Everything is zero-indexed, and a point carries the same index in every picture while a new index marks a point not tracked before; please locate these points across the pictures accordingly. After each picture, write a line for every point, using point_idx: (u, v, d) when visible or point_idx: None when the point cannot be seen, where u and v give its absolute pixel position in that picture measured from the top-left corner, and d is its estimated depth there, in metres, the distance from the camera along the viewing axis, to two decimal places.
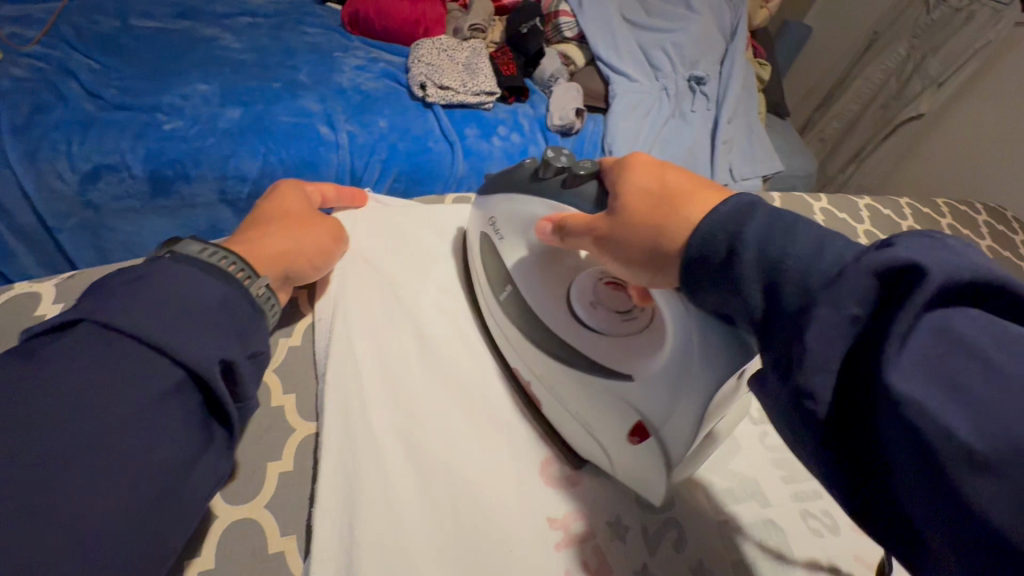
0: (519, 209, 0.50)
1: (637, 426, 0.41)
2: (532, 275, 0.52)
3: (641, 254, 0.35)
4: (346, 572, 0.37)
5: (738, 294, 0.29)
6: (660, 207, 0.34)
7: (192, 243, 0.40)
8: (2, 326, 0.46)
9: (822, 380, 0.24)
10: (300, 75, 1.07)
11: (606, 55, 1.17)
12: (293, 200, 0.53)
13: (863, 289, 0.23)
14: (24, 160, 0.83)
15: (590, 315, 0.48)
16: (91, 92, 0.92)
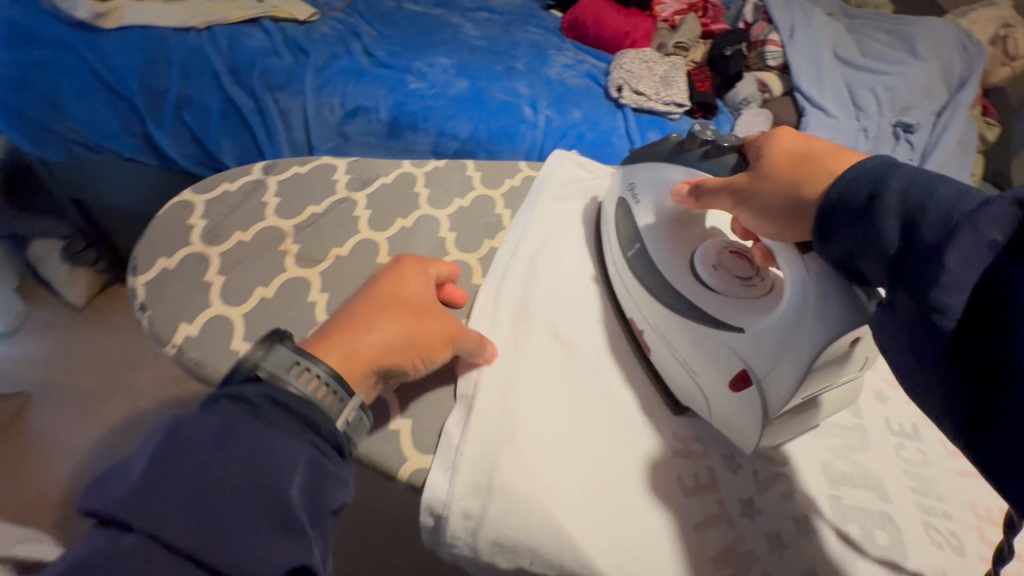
0: (658, 174, 0.56)
1: (740, 374, 0.44)
2: (658, 237, 0.55)
3: (782, 198, 0.42)
4: (504, 414, 0.46)
5: (874, 230, 0.34)
6: (803, 162, 0.42)
7: (280, 356, 0.37)
8: (309, 180, 0.62)
9: (954, 299, 0.28)
10: (519, 64, 1.25)
11: (806, 88, 1.17)
12: (407, 291, 0.47)
13: (1005, 217, 0.27)
14: (314, 93, 1.12)
15: (708, 273, 0.51)
16: (368, 51, 1.20)
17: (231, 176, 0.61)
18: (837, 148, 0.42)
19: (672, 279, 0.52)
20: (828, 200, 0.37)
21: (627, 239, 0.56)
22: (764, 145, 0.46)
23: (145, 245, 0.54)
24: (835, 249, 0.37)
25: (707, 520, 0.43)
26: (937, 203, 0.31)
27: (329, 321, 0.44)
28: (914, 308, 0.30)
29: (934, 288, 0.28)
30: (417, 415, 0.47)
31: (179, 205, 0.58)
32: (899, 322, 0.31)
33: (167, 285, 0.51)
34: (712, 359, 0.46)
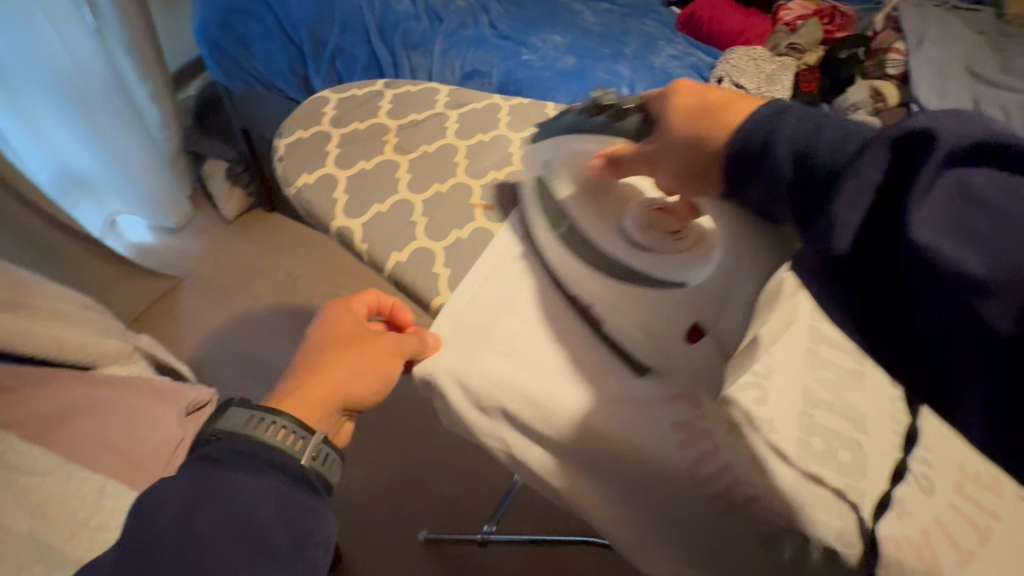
0: (570, 147, 0.60)
1: (693, 328, 0.52)
2: (584, 208, 0.62)
3: (684, 155, 0.46)
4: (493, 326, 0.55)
5: (773, 174, 0.38)
6: (700, 117, 0.45)
7: (238, 414, 0.45)
8: (415, 96, 0.76)
9: (845, 243, 0.31)
10: (626, 50, 1.33)
11: (925, 98, 1.11)
12: (343, 335, 0.55)
13: (882, 156, 0.30)
14: (440, 54, 1.30)
15: (638, 234, 0.60)
16: (493, 25, 1.35)
17: (361, 84, 0.78)
18: (732, 97, 0.44)
19: (624, 257, 0.59)
20: (732, 151, 0.41)
21: (558, 216, 0.62)
22: (664, 105, 0.49)
23: (291, 121, 0.71)
24: (750, 196, 0.42)
25: (676, 397, 0.50)
26: (823, 152, 0.36)
27: (287, 377, 0.52)
28: (813, 247, 0.33)
29: (829, 231, 0.31)
30: (455, 271, 0.59)
31: (319, 99, 0.74)
32: (809, 261, 0.33)
33: (299, 148, 0.67)
34: (666, 316, 0.54)
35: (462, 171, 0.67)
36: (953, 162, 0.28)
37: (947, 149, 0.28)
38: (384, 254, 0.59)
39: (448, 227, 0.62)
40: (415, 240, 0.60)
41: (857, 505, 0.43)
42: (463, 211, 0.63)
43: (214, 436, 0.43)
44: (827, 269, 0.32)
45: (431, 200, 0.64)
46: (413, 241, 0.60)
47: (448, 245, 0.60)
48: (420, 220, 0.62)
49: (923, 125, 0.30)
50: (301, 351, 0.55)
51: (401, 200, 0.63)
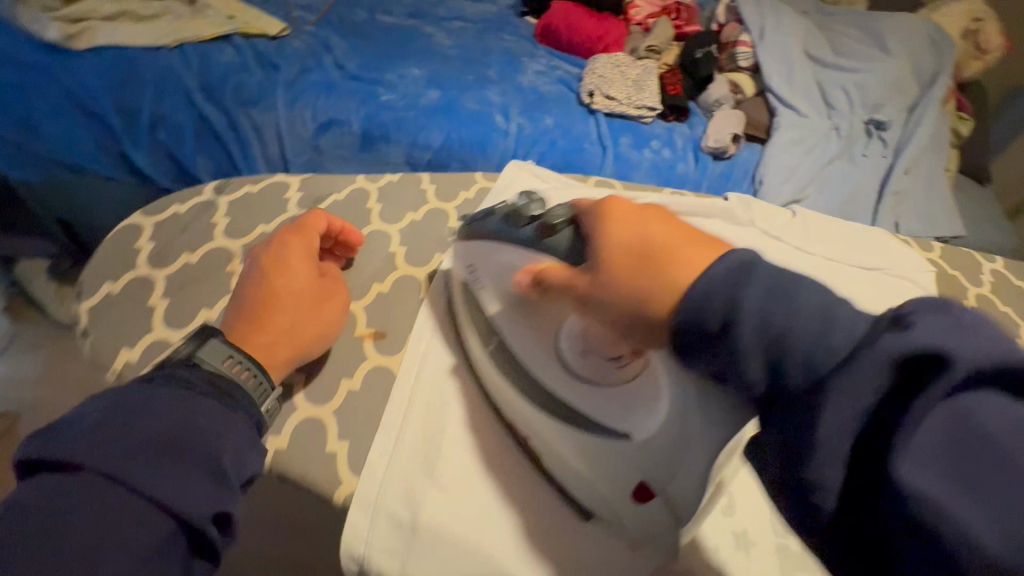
0: (496, 256, 0.50)
1: (641, 485, 0.41)
2: (516, 324, 0.50)
3: (622, 315, 0.36)
4: (423, 484, 0.43)
5: (735, 365, 0.31)
6: (643, 261, 0.35)
7: (217, 349, 0.41)
8: (259, 200, 0.62)
9: (834, 474, 0.27)
10: (490, 72, 1.25)
11: (777, 87, 1.16)
12: (299, 262, 0.49)
13: (878, 372, 0.26)
14: (286, 107, 1.14)
15: (579, 363, 0.48)
16: (339, 65, 1.20)
17: (182, 196, 0.61)
18: (676, 239, 0.35)
19: (546, 381, 0.48)
20: (676, 327, 0.32)
21: (487, 329, 0.51)
22: (596, 230, 0.39)
23: (93, 270, 0.54)
24: (695, 365, 0.33)
25: (644, 539, 0.43)
26: (804, 343, 0.29)
27: (239, 294, 0.47)
28: (787, 471, 0.29)
29: (809, 456, 0.28)
30: (354, 435, 0.46)
31: (127, 229, 0.57)
32: (783, 480, 0.30)
33: (113, 310, 0.51)
34: (610, 464, 0.43)
35: None
36: (955, 391, 0.25)
37: (953, 380, 0.25)
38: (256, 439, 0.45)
39: (332, 378, 0.49)
40: (294, 411, 0.47)
41: None
42: (346, 348, 0.51)
43: (189, 366, 0.40)
44: (801, 499, 0.29)
45: None
46: (291, 410, 0.47)
47: (338, 405, 0.48)
48: (295, 379, 0.48)
49: (927, 340, 0.26)
50: (263, 266, 0.48)
51: None
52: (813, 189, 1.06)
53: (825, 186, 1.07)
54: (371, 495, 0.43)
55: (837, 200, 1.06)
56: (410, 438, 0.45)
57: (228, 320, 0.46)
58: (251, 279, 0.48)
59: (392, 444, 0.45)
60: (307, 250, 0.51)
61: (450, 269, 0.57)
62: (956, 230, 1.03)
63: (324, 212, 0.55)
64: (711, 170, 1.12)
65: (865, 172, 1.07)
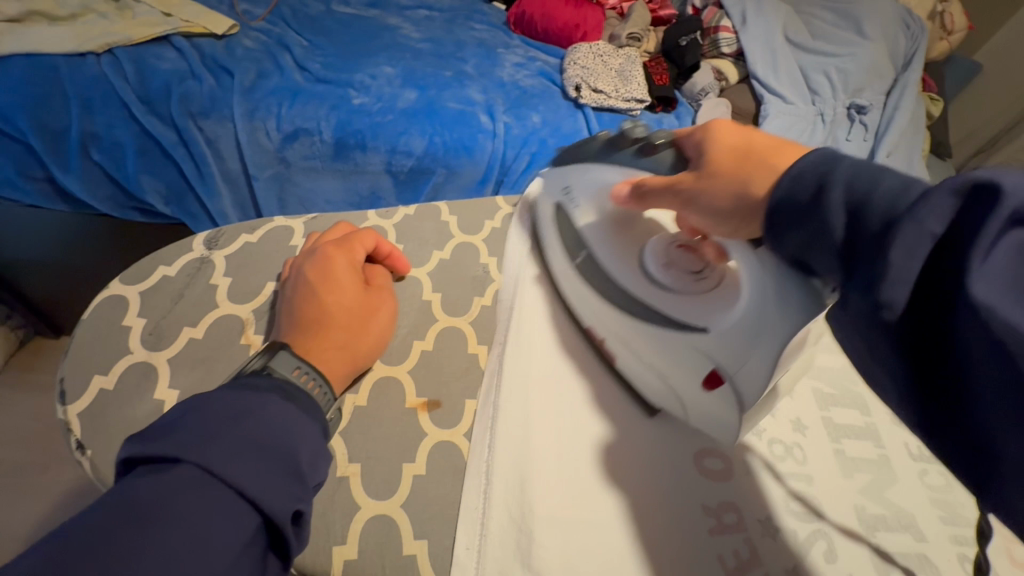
0: (594, 176, 0.53)
1: (711, 373, 0.43)
2: (603, 236, 0.52)
3: (726, 199, 0.38)
4: (524, 566, 0.39)
5: (819, 222, 0.30)
6: (745, 159, 0.38)
7: (286, 358, 0.39)
8: (263, 251, 0.54)
9: (901, 293, 0.25)
10: (467, 67, 1.17)
11: (762, 75, 1.15)
12: (347, 276, 0.46)
13: (945, 209, 0.24)
14: (245, 118, 1.00)
15: (661, 273, 0.48)
16: (301, 65, 1.08)
17: (167, 255, 0.52)
18: (776, 143, 0.38)
19: (631, 287, 0.49)
20: (774, 201, 0.34)
21: (575, 243, 0.53)
22: (704, 142, 0.42)
23: (73, 362, 0.44)
24: (783, 247, 0.34)
25: None
26: (881, 197, 0.28)
27: (290, 300, 0.44)
28: (864, 301, 0.27)
29: (879, 282, 0.25)
30: (431, 530, 0.40)
31: (108, 304, 0.48)
32: (856, 313, 0.28)
33: (108, 411, 0.42)
34: (683, 357, 0.44)
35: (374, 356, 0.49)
36: (1020, 223, 0.23)
37: (1009, 212, 0.23)
38: (318, 554, 0.38)
39: (392, 464, 0.43)
40: (357, 510, 0.41)
41: None
42: (400, 424, 0.45)
43: (260, 372, 0.37)
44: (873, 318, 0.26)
45: (351, 427, 0.44)
46: (355, 512, 0.40)
47: (403, 498, 0.42)
48: (351, 470, 0.42)
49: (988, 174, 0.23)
50: (314, 277, 0.45)
51: None
52: None
53: None
54: None
55: None
56: (497, 523, 0.40)
57: (284, 329, 0.43)
58: (302, 291, 0.45)
59: (478, 537, 0.40)
60: (353, 262, 0.48)
61: (501, 312, 0.53)
62: None
63: (370, 230, 0.53)
64: None
65: (851, 154, 1.08)
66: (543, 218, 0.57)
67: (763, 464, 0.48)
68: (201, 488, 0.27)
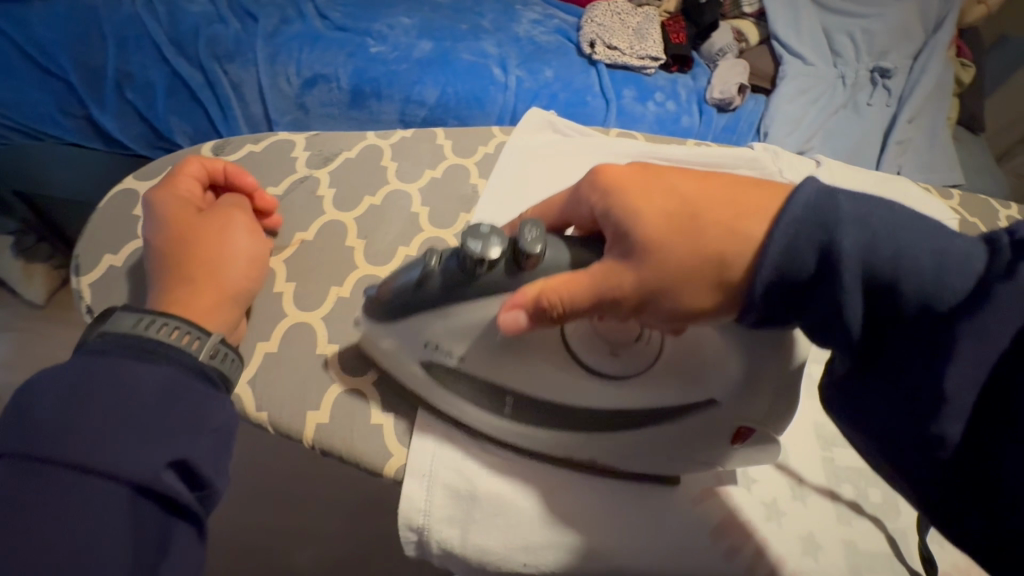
0: (466, 317, 0.38)
1: (738, 432, 0.41)
2: (534, 364, 0.40)
3: (714, 289, 0.34)
4: (481, 442, 0.42)
5: (838, 315, 0.30)
6: (698, 228, 0.34)
7: (126, 315, 0.37)
8: (267, 160, 0.57)
9: (955, 426, 0.28)
10: (484, 21, 1.18)
11: (783, 35, 1.13)
12: (178, 213, 0.44)
13: (1006, 323, 0.27)
14: (266, 62, 1.04)
15: (611, 365, 0.41)
16: (322, 14, 1.12)
17: (177, 158, 0.56)
18: (727, 198, 0.35)
19: (605, 405, 0.41)
20: (777, 287, 0.32)
21: (492, 382, 0.41)
22: (630, 218, 0.35)
23: (89, 242, 0.49)
24: (783, 323, 0.34)
25: (702, 494, 0.42)
26: (914, 286, 0.28)
27: (156, 262, 0.42)
28: (919, 421, 0.29)
29: (942, 409, 0.28)
30: (400, 406, 0.44)
31: (122, 196, 0.52)
32: (888, 422, 0.31)
33: (116, 286, 0.47)
34: (699, 438, 0.41)
35: (360, 257, 0.52)
36: None
37: None
38: (295, 416, 0.42)
39: (369, 348, 0.46)
40: (332, 383, 0.44)
41: (961, 550, 0.43)
42: None
43: (96, 339, 0.36)
44: (926, 430, 0.29)
45: (333, 314, 0.48)
46: (328, 387, 0.44)
47: (377, 376, 0.45)
48: (330, 349, 0.46)
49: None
50: (152, 231, 0.43)
51: (294, 324, 0.47)
52: (821, 138, 1.04)
53: (832, 134, 1.05)
54: (420, 453, 0.41)
55: (843, 149, 1.04)
56: (458, 402, 0.44)
57: (151, 292, 0.41)
58: (151, 249, 0.43)
59: (441, 410, 0.43)
60: (184, 198, 0.45)
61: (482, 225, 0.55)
62: (955, 178, 1.02)
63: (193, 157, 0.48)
64: (716, 124, 1.08)
65: (869, 119, 1.06)
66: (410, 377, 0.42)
67: None
68: (53, 473, 0.30)
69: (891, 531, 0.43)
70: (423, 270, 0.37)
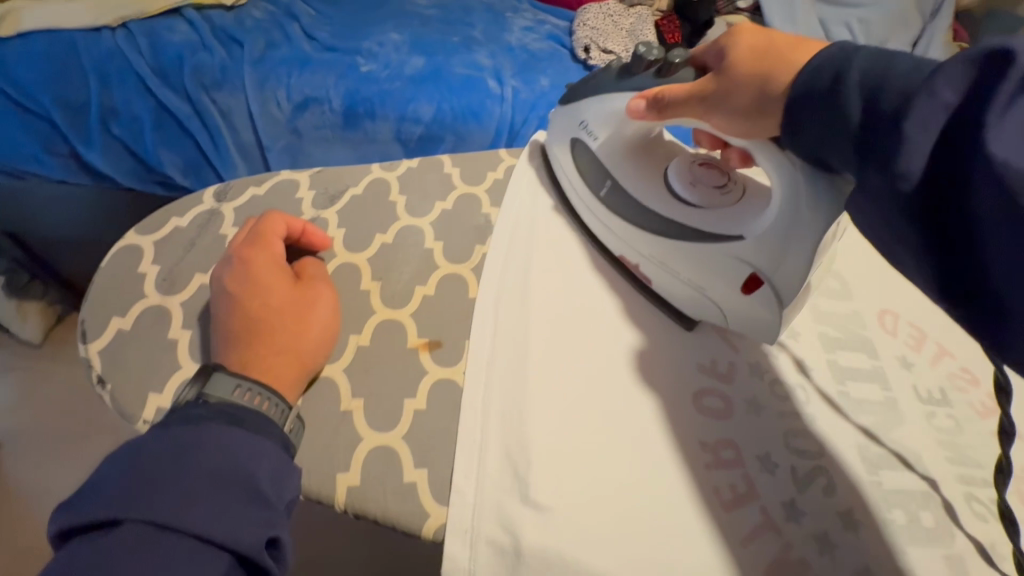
0: (606, 105, 0.51)
1: (750, 276, 0.45)
2: (625, 165, 0.53)
3: (749, 94, 0.38)
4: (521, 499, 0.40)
5: (837, 112, 0.31)
6: (766, 54, 0.37)
7: (225, 379, 0.38)
8: (273, 203, 0.55)
9: (917, 165, 0.26)
10: (475, 31, 1.16)
11: (778, 29, 1.11)
12: (271, 274, 0.44)
13: (960, 75, 0.25)
14: (256, 89, 1.02)
15: (684, 191, 0.50)
16: (309, 34, 1.09)
17: (178, 207, 0.54)
18: (803, 39, 0.37)
19: (660, 211, 0.50)
20: (797, 94, 0.34)
21: (599, 175, 0.54)
22: (726, 46, 0.40)
23: (94, 305, 0.47)
24: (802, 146, 0.35)
25: (753, 533, 0.41)
26: (895, 80, 0.29)
27: (231, 322, 0.42)
28: (881, 182, 0.28)
29: (897, 157, 0.27)
30: (432, 462, 0.42)
31: (124, 252, 0.50)
32: (871, 202, 0.30)
33: (126, 351, 0.45)
34: (717, 267, 0.47)
35: (377, 301, 0.50)
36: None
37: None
38: (323, 480, 0.40)
39: (395, 400, 0.44)
40: (361, 441, 0.42)
41: None
42: (402, 363, 0.46)
43: (194, 402, 0.37)
44: (886, 188, 0.28)
45: (354, 366, 0.46)
46: (357, 445, 0.42)
47: (405, 431, 0.43)
48: (354, 405, 0.44)
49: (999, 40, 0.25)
50: (234, 283, 0.43)
51: (314, 379, 0.45)
52: None
53: None
54: (459, 517, 0.39)
55: None
56: (493, 457, 0.42)
57: (223, 349, 0.41)
58: (229, 300, 0.43)
59: (476, 467, 0.41)
60: (276, 258, 0.46)
61: (499, 258, 0.53)
62: None
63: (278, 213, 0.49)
64: None
65: None
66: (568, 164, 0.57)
67: (765, 403, 0.48)
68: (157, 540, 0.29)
69: (949, 556, 0.42)
70: (606, 70, 0.52)
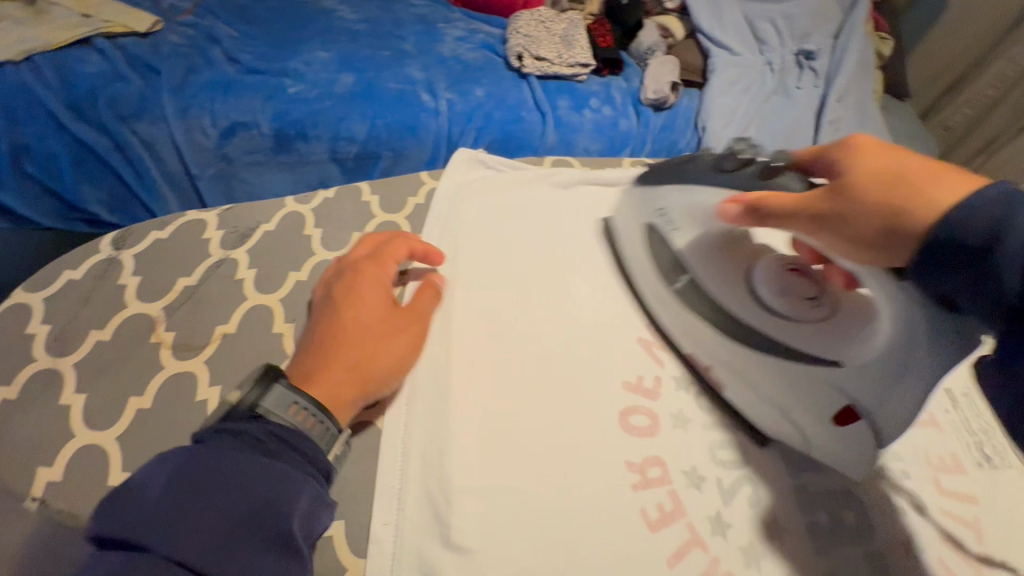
0: (693, 197, 0.50)
1: (845, 408, 0.43)
2: (709, 266, 0.51)
3: (874, 228, 0.35)
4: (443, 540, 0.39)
5: (992, 278, 0.30)
6: (891, 180, 0.34)
7: (278, 393, 0.37)
8: (177, 247, 0.53)
9: None
10: (406, 45, 1.14)
11: (708, 28, 1.14)
12: (372, 291, 0.46)
13: None
14: (178, 117, 0.97)
15: (775, 301, 0.49)
16: (231, 57, 1.06)
17: (73, 259, 0.51)
18: (926, 165, 0.34)
19: (743, 321, 0.49)
20: (933, 239, 0.32)
21: (674, 268, 0.52)
22: (844, 163, 0.37)
23: None
24: (931, 284, 0.34)
25: (680, 552, 0.40)
26: None
27: (314, 322, 0.44)
28: None
29: None
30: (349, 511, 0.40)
31: (10, 314, 0.47)
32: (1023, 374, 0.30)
33: (11, 423, 0.41)
34: (809, 390, 0.45)
35: (289, 343, 0.48)
36: None
37: None
38: None
39: None
40: None
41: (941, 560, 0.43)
42: None
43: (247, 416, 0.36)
44: None
45: None
46: None
47: None
48: None
49: None
50: (336, 289, 0.46)
51: None
52: (758, 128, 1.04)
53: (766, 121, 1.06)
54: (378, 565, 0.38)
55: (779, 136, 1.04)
56: (413, 499, 0.41)
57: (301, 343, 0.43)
58: (323, 305, 0.45)
59: (395, 512, 0.40)
60: (387, 279, 0.48)
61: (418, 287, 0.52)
62: None
63: (405, 236, 0.52)
64: (653, 125, 1.08)
65: (800, 102, 1.07)
66: (629, 245, 0.56)
67: (690, 416, 0.48)
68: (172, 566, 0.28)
69: (870, 552, 0.43)
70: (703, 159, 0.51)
